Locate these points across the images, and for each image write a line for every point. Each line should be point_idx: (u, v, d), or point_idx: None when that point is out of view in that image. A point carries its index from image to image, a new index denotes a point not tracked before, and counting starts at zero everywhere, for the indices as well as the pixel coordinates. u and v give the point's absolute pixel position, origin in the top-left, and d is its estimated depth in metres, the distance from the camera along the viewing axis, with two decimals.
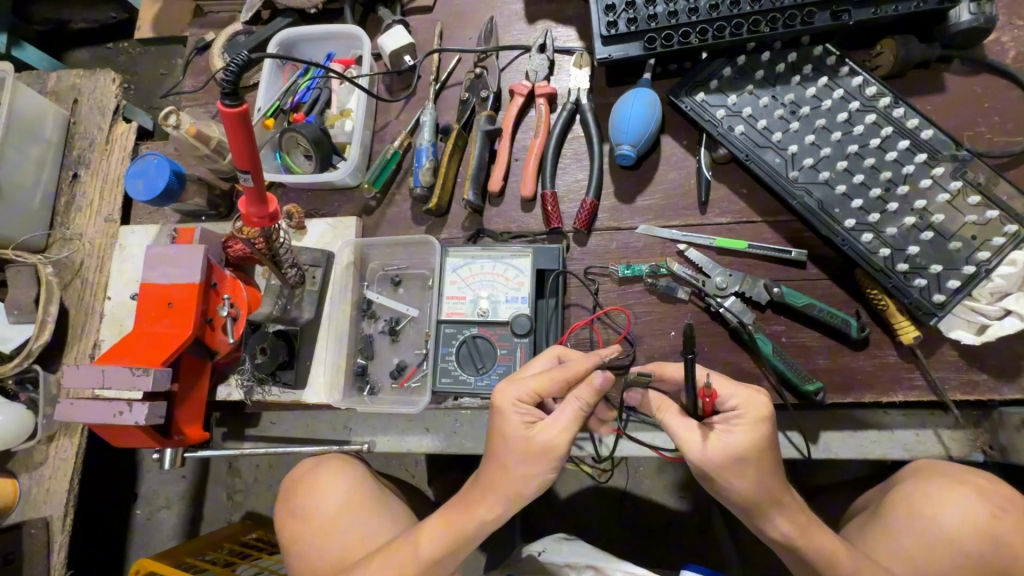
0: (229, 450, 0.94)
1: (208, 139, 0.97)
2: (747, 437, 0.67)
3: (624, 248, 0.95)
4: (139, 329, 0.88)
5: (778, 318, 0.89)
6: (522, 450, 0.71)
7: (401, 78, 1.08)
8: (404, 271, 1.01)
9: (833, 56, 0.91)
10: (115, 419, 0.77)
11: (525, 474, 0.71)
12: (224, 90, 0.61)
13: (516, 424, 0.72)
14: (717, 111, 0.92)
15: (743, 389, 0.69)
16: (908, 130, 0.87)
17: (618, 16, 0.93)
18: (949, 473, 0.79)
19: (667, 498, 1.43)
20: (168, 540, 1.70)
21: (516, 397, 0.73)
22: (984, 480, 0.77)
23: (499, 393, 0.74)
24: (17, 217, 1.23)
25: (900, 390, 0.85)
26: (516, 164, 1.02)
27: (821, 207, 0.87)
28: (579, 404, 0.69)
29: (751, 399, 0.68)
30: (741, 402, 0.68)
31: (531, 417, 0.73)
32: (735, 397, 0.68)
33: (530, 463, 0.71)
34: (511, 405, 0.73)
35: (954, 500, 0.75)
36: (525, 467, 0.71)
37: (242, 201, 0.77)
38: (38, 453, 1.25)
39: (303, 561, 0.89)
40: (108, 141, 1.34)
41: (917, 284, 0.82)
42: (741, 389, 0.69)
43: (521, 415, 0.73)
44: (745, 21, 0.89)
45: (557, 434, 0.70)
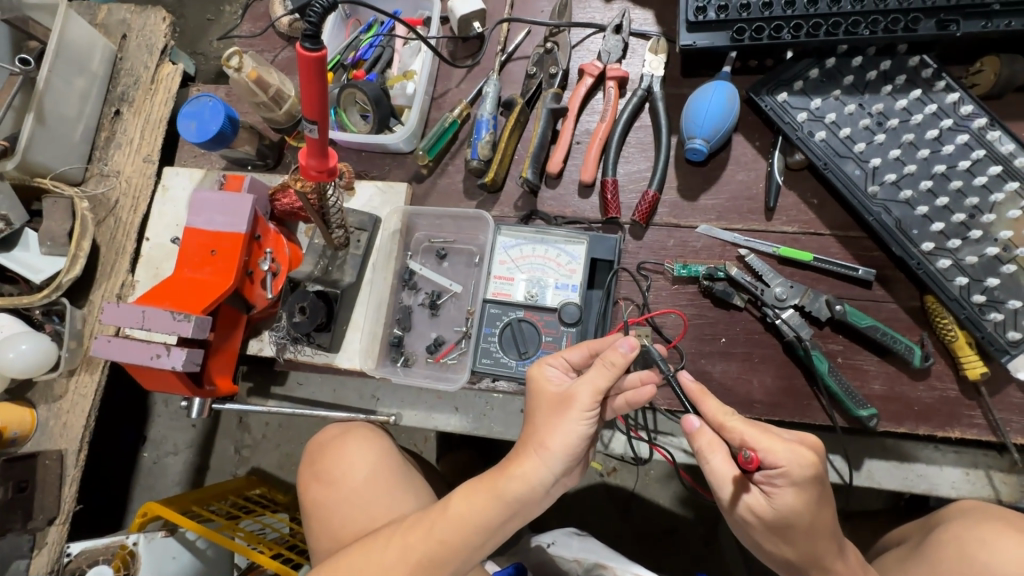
0: (255, 408, 0.92)
1: (268, 86, 0.94)
2: (789, 496, 0.62)
3: (681, 247, 0.92)
4: (179, 274, 0.86)
5: (837, 337, 0.86)
6: (547, 406, 0.71)
7: (465, 46, 1.04)
8: (450, 244, 0.98)
9: (930, 68, 0.85)
10: (153, 361, 0.76)
11: (550, 430, 0.69)
12: (305, 32, 0.57)
13: (543, 382, 0.73)
14: (799, 113, 0.87)
15: (784, 446, 0.61)
16: (1002, 156, 0.82)
17: (708, 3, 0.88)
18: (1004, 519, 0.75)
19: (678, 505, 1.40)
20: (172, 486, 1.71)
21: (547, 360, 0.76)
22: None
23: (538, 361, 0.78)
24: (58, 147, 1.21)
25: (958, 426, 0.81)
26: (577, 148, 0.98)
27: (899, 227, 0.83)
28: (600, 360, 0.69)
29: (794, 459, 0.61)
30: (784, 460, 0.61)
31: (561, 376, 0.74)
32: (776, 455, 0.61)
33: (555, 417, 0.69)
34: (540, 367, 0.76)
35: (1010, 548, 0.72)
36: (547, 420, 0.70)
37: (302, 151, 0.72)
38: (58, 385, 1.25)
39: (323, 527, 0.88)
40: (153, 81, 1.31)
41: (992, 318, 0.78)
42: (782, 444, 0.62)
43: (550, 375, 0.74)
44: (844, 21, 0.84)
45: (578, 383, 0.70)
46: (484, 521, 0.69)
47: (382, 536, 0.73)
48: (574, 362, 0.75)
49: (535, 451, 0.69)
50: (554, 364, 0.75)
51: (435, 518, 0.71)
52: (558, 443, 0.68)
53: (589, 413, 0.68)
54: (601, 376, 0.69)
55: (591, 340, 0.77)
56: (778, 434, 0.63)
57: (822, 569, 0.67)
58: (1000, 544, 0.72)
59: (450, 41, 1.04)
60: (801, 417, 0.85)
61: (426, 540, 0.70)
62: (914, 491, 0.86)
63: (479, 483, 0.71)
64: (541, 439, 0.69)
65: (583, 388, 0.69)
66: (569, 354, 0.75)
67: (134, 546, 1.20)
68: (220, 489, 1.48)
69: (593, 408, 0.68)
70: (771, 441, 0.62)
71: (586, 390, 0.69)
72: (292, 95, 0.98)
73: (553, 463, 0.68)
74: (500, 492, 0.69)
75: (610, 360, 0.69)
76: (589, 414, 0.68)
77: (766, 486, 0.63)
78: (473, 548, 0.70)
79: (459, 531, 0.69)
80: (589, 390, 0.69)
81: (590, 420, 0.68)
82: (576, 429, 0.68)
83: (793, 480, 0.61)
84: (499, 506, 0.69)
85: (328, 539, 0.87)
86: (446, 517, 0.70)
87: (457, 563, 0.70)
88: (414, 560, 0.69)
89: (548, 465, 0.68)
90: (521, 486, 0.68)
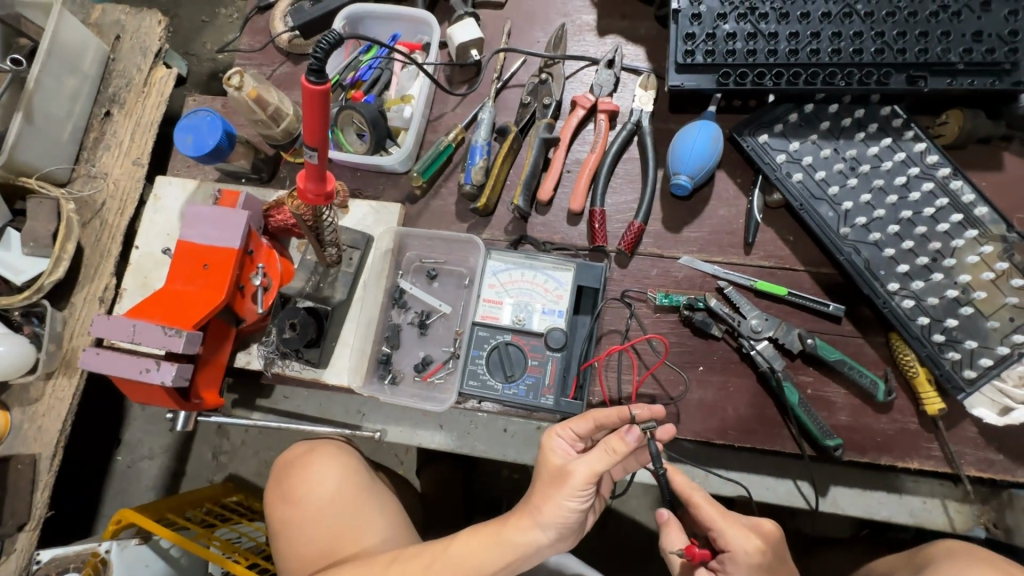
0: (241, 420, 0.93)
1: (267, 104, 0.95)
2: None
3: (664, 276, 0.96)
4: (170, 286, 0.87)
5: (807, 368, 0.90)
6: (546, 476, 0.72)
7: (463, 71, 1.06)
8: (440, 265, 1.00)
9: (900, 118, 0.91)
10: (142, 375, 0.77)
11: (545, 501, 0.71)
12: (311, 67, 0.58)
13: (547, 454, 0.73)
14: (778, 155, 0.92)
15: (737, 531, 0.71)
16: (963, 205, 0.88)
17: (696, 46, 0.92)
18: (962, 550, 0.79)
19: (653, 521, 1.44)
20: (145, 491, 1.69)
21: (556, 429, 0.74)
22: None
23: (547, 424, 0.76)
24: (45, 146, 1.19)
25: (917, 457, 0.86)
26: (568, 176, 1.01)
27: (868, 267, 0.88)
28: (608, 449, 0.69)
29: (742, 545, 0.71)
30: (732, 543, 0.71)
31: (565, 450, 0.72)
32: (728, 538, 0.71)
33: (548, 489, 0.71)
34: (550, 436, 0.74)
35: None
36: (543, 491, 0.72)
37: (301, 174, 0.74)
38: (34, 388, 1.23)
39: (291, 547, 0.90)
40: (146, 84, 1.30)
41: (950, 356, 0.83)
42: (735, 529, 0.72)
43: (555, 446, 0.73)
44: (822, 71, 0.89)
45: (578, 461, 0.70)
46: (484, 566, 0.71)
47: (376, 563, 0.77)
48: (581, 433, 0.73)
49: (531, 515, 0.72)
50: (562, 435, 0.73)
51: (434, 555, 0.74)
52: (552, 512, 0.70)
53: (581, 492, 0.70)
54: (602, 460, 0.69)
55: (599, 410, 0.72)
56: (734, 519, 0.73)
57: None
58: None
59: (447, 67, 1.06)
60: (772, 445, 0.89)
61: (423, 571, 0.73)
62: (875, 517, 0.91)
63: (486, 525, 0.75)
64: (538, 507, 0.72)
65: (581, 467, 0.69)
66: (577, 426, 0.72)
67: (106, 553, 1.18)
68: (196, 496, 1.46)
69: (585, 488, 0.69)
70: (724, 526, 0.72)
71: (583, 471, 0.69)
72: (290, 113, 1.00)
73: (547, 528, 0.71)
74: (504, 539, 0.72)
75: (612, 447, 0.68)
76: (581, 492, 0.69)
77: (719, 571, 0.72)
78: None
79: (458, 571, 0.72)
80: (586, 471, 0.69)
81: (581, 498, 0.70)
82: (567, 504, 0.70)
83: (743, 563, 0.70)
84: (499, 552, 0.72)
85: (297, 558, 0.88)
86: (446, 556, 0.73)
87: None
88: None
89: (545, 530, 0.71)
90: (522, 539, 0.72)
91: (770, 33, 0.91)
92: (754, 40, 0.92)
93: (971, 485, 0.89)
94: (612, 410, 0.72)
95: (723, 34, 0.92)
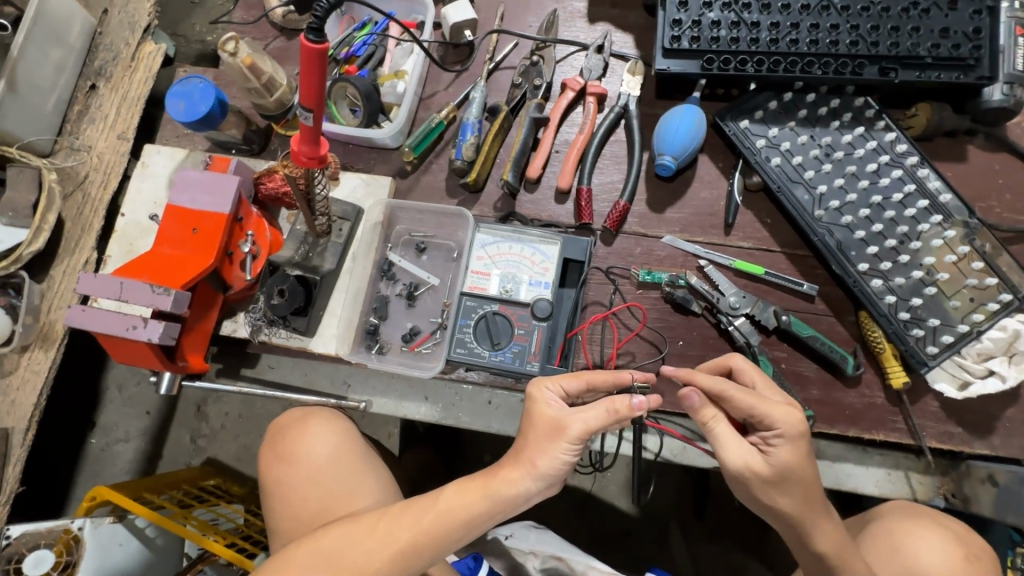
0: (227, 387, 0.93)
1: (262, 73, 0.96)
2: (783, 455, 0.69)
3: (647, 255, 0.99)
4: (158, 248, 0.87)
5: (782, 344, 0.94)
6: (540, 430, 0.72)
7: (456, 51, 1.08)
8: (430, 238, 1.02)
9: (872, 109, 0.96)
10: (129, 332, 0.77)
11: (538, 452, 0.71)
12: (310, 25, 0.59)
13: (539, 404, 0.74)
14: (758, 140, 0.96)
15: (780, 410, 0.69)
16: (929, 191, 0.93)
17: (683, 33, 0.96)
18: (922, 514, 0.84)
19: (630, 508, 1.46)
20: (120, 474, 1.65)
21: (545, 382, 0.76)
22: (961, 528, 0.83)
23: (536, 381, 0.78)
24: (26, 116, 1.17)
25: (882, 429, 0.90)
26: (556, 156, 1.03)
27: (840, 248, 0.92)
28: (608, 407, 0.70)
29: (791, 422, 0.68)
30: (780, 422, 0.69)
31: (557, 401, 0.74)
32: (774, 420, 0.69)
33: (544, 442, 0.71)
34: (540, 388, 0.76)
35: (929, 543, 0.80)
36: (537, 443, 0.72)
37: (294, 137, 0.75)
38: (8, 361, 1.19)
39: (284, 506, 0.90)
40: (133, 59, 1.28)
41: (915, 333, 0.88)
42: (778, 410, 0.69)
43: (546, 397, 0.75)
44: (800, 60, 0.94)
45: (574, 415, 0.71)
46: (469, 518, 0.72)
47: (369, 518, 0.78)
48: (571, 391, 0.76)
49: (523, 467, 0.71)
50: (553, 389, 0.75)
51: (423, 509, 0.74)
52: (548, 465, 0.70)
53: (576, 445, 0.70)
54: (599, 418, 0.70)
55: (592, 373, 0.77)
56: (770, 400, 0.71)
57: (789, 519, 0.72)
58: (926, 537, 0.80)
59: (441, 46, 1.08)
60: None
61: (411, 528, 0.73)
62: (843, 489, 0.93)
63: (473, 480, 0.74)
64: (528, 459, 0.71)
65: (577, 422, 0.70)
66: (567, 383, 0.76)
67: (80, 530, 1.15)
68: (172, 478, 1.43)
69: (579, 443, 0.70)
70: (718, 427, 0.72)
71: (578, 427, 0.70)
72: (284, 84, 1.01)
73: (540, 479, 0.71)
74: (490, 493, 0.72)
75: (614, 407, 0.70)
76: (576, 446, 0.70)
77: (761, 445, 0.71)
78: (451, 542, 0.74)
79: (443, 524, 0.73)
80: (581, 427, 0.70)
81: (575, 452, 0.71)
82: (561, 457, 0.70)
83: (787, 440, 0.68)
84: (484, 505, 0.72)
85: (289, 517, 0.89)
86: (434, 510, 0.74)
87: (432, 556, 0.74)
88: (394, 548, 0.73)
89: (537, 481, 0.71)
90: (510, 492, 0.72)
91: (753, 22, 0.95)
92: (738, 28, 0.96)
93: (933, 456, 0.92)
94: (607, 375, 0.77)
95: (708, 22, 0.96)
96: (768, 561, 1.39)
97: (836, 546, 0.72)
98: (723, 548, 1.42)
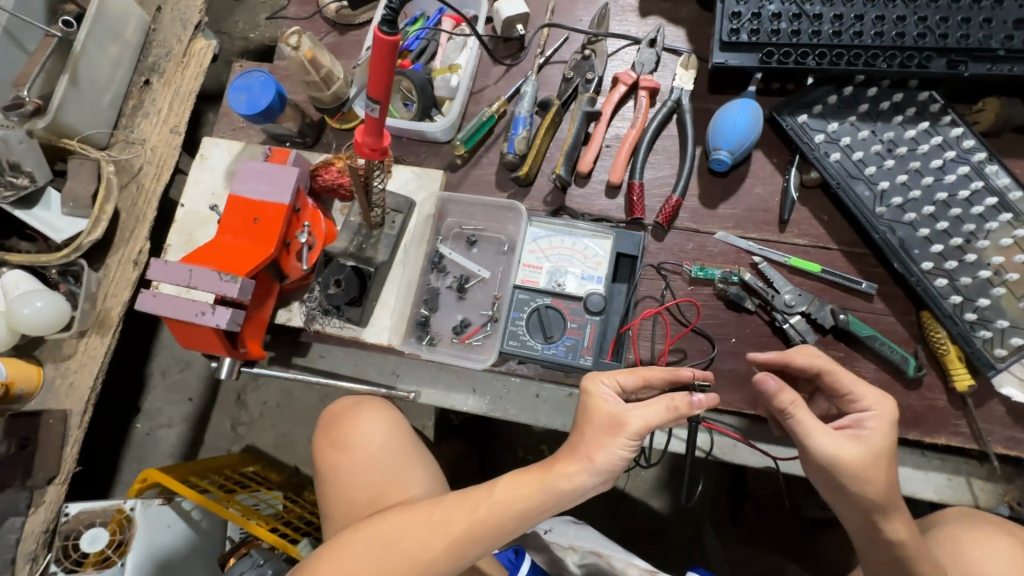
0: (283, 373, 0.95)
1: (320, 67, 0.98)
2: (877, 436, 0.71)
3: (699, 251, 0.98)
4: (220, 238, 0.89)
5: (838, 344, 0.92)
6: (598, 423, 0.72)
7: (506, 45, 1.09)
8: (480, 232, 1.03)
9: (938, 103, 0.93)
10: (198, 318, 0.80)
11: (595, 446, 0.71)
12: (385, 16, 0.59)
13: (595, 399, 0.73)
14: (817, 135, 0.94)
15: (870, 392, 0.74)
16: (998, 189, 0.90)
17: (741, 26, 0.95)
18: (986, 519, 0.81)
19: (665, 507, 1.45)
20: (164, 459, 1.70)
21: (601, 376, 0.75)
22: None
23: (588, 375, 0.77)
24: (85, 109, 1.20)
25: (943, 433, 0.88)
26: (607, 151, 1.03)
27: (902, 246, 0.90)
28: (667, 404, 0.70)
29: (885, 403, 0.73)
30: (874, 403, 0.73)
31: (614, 396, 0.74)
32: (867, 399, 0.73)
33: (602, 437, 0.71)
34: (595, 383, 0.75)
35: (996, 551, 0.78)
36: (595, 438, 0.71)
37: (359, 128, 0.76)
38: (67, 345, 1.22)
39: (337, 492, 0.91)
40: (185, 54, 1.31)
41: (982, 335, 0.85)
42: (869, 392, 0.74)
43: (602, 392, 0.74)
44: (864, 53, 0.92)
45: (633, 412, 0.70)
46: (526, 509, 0.73)
47: (424, 506, 0.78)
48: (627, 386, 0.76)
49: (580, 461, 0.71)
50: (609, 383, 0.74)
51: (480, 499, 0.75)
52: (605, 460, 0.70)
53: (635, 442, 0.70)
54: (658, 413, 0.70)
55: (649, 368, 0.76)
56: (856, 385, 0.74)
57: (856, 520, 0.70)
58: (993, 545, 0.78)
59: (491, 40, 1.09)
60: None
61: (468, 517, 0.74)
62: (899, 493, 0.91)
63: (529, 471, 0.75)
64: (587, 452, 0.71)
65: (636, 419, 0.70)
66: (624, 378, 0.76)
67: (131, 511, 1.18)
68: (215, 463, 1.46)
69: (639, 439, 0.70)
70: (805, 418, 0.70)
71: (638, 423, 0.70)
72: (340, 78, 1.02)
73: (597, 473, 0.71)
74: (548, 485, 0.72)
75: (674, 404, 0.70)
76: (634, 442, 0.70)
77: (852, 428, 0.73)
78: (506, 533, 0.74)
79: (500, 514, 0.73)
80: (641, 423, 0.70)
81: (633, 448, 0.71)
82: (619, 453, 0.71)
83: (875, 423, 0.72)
84: (541, 497, 0.72)
85: (342, 503, 0.90)
86: (491, 500, 0.74)
87: (486, 546, 0.74)
88: (451, 537, 0.73)
89: (594, 475, 0.71)
90: (567, 485, 0.71)
91: (814, 15, 0.94)
92: (798, 21, 0.94)
93: (997, 463, 0.90)
94: (664, 370, 0.76)
95: (768, 14, 0.95)
96: (808, 566, 1.36)
97: (909, 536, 0.70)
98: (760, 552, 1.39)
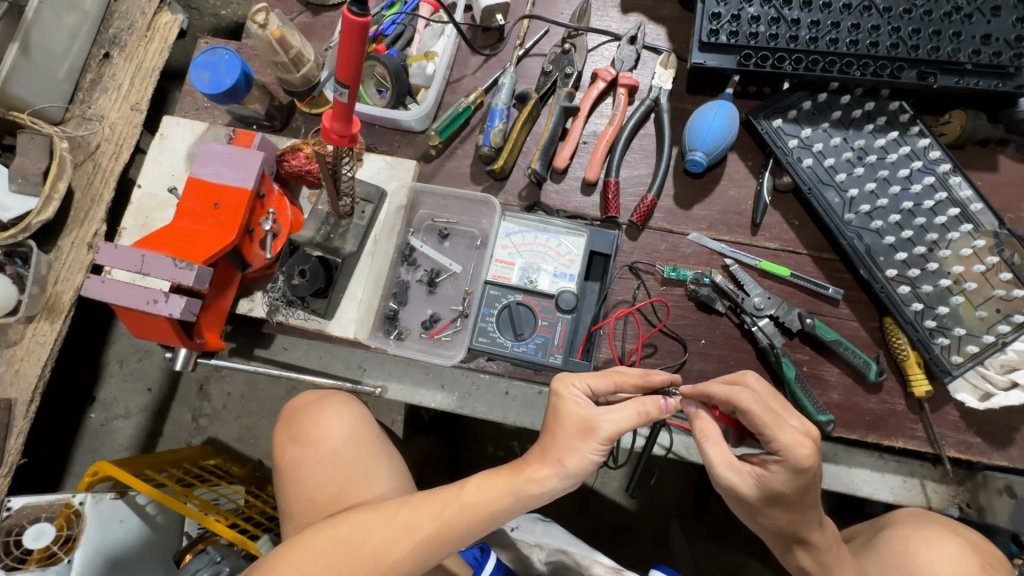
0: (242, 365, 0.92)
1: (290, 47, 0.94)
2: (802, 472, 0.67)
3: (673, 251, 0.98)
4: (176, 222, 0.84)
5: (805, 347, 0.93)
6: (568, 426, 0.71)
7: (485, 35, 1.06)
8: (453, 225, 1.01)
9: (907, 114, 0.95)
10: (150, 306, 0.76)
11: (567, 451, 0.70)
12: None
13: (567, 403, 0.72)
14: (791, 140, 0.95)
15: (789, 436, 0.64)
16: (960, 200, 0.92)
17: (721, 27, 0.95)
18: (938, 519, 0.84)
19: (632, 504, 1.46)
20: (119, 450, 1.63)
21: (572, 378, 0.74)
22: (977, 538, 0.83)
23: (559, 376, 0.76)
24: (38, 81, 1.12)
25: (901, 436, 0.90)
26: (583, 147, 1.02)
27: (868, 253, 0.91)
28: (639, 410, 0.70)
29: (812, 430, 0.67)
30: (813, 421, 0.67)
31: (584, 399, 0.73)
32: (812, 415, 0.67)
33: (574, 442, 0.70)
34: (567, 386, 0.74)
35: (948, 548, 0.79)
36: (566, 443, 0.70)
37: (326, 113, 0.72)
38: (12, 330, 1.14)
39: (297, 489, 0.89)
40: (149, 29, 1.23)
41: (940, 342, 0.87)
42: (787, 435, 0.64)
43: (572, 394, 0.73)
44: (838, 61, 0.92)
45: (604, 416, 0.70)
46: (495, 512, 0.71)
47: (388, 506, 0.76)
48: (599, 391, 0.74)
49: (552, 465, 0.70)
50: (581, 386, 0.73)
51: (446, 502, 0.73)
52: (576, 465, 0.70)
53: (607, 447, 0.70)
54: (629, 419, 0.70)
55: (621, 374, 0.75)
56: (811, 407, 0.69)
57: (817, 525, 0.71)
58: (942, 542, 0.80)
59: (471, 29, 1.06)
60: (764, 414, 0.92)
61: (435, 519, 0.72)
62: (857, 494, 0.92)
63: (499, 473, 0.73)
64: (560, 457, 0.70)
65: (608, 423, 0.69)
66: (596, 382, 0.74)
67: (80, 505, 1.11)
68: (173, 457, 1.40)
69: (610, 444, 0.70)
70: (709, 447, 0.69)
71: (610, 428, 0.69)
72: (310, 60, 0.98)
73: (567, 478, 0.70)
74: (518, 490, 0.71)
75: (645, 410, 0.69)
76: (605, 447, 0.70)
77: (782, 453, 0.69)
78: (473, 535, 0.72)
79: (467, 517, 0.71)
80: (612, 428, 0.69)
81: (603, 453, 0.70)
82: (590, 458, 0.70)
83: (787, 466, 0.65)
84: (511, 499, 0.71)
85: (302, 500, 0.88)
86: (458, 502, 0.72)
87: (451, 548, 0.73)
88: (415, 539, 0.71)
89: (565, 480, 0.70)
90: (538, 490, 0.71)
91: (793, 19, 0.94)
92: (776, 25, 0.95)
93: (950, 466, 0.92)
94: (636, 374, 0.75)
95: (747, 17, 0.95)
96: (768, 562, 1.39)
97: (825, 548, 0.73)
98: (724, 547, 1.41)
